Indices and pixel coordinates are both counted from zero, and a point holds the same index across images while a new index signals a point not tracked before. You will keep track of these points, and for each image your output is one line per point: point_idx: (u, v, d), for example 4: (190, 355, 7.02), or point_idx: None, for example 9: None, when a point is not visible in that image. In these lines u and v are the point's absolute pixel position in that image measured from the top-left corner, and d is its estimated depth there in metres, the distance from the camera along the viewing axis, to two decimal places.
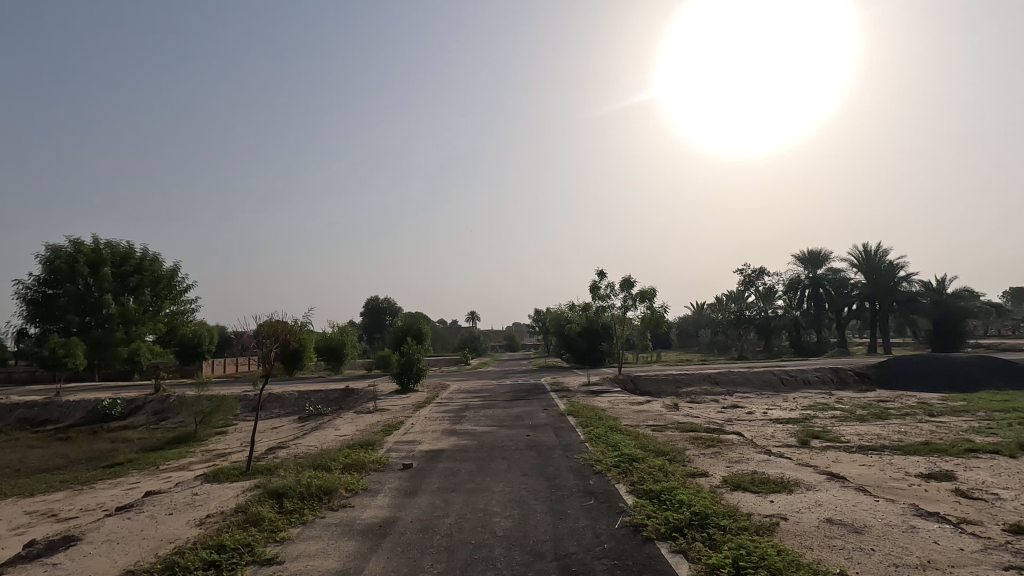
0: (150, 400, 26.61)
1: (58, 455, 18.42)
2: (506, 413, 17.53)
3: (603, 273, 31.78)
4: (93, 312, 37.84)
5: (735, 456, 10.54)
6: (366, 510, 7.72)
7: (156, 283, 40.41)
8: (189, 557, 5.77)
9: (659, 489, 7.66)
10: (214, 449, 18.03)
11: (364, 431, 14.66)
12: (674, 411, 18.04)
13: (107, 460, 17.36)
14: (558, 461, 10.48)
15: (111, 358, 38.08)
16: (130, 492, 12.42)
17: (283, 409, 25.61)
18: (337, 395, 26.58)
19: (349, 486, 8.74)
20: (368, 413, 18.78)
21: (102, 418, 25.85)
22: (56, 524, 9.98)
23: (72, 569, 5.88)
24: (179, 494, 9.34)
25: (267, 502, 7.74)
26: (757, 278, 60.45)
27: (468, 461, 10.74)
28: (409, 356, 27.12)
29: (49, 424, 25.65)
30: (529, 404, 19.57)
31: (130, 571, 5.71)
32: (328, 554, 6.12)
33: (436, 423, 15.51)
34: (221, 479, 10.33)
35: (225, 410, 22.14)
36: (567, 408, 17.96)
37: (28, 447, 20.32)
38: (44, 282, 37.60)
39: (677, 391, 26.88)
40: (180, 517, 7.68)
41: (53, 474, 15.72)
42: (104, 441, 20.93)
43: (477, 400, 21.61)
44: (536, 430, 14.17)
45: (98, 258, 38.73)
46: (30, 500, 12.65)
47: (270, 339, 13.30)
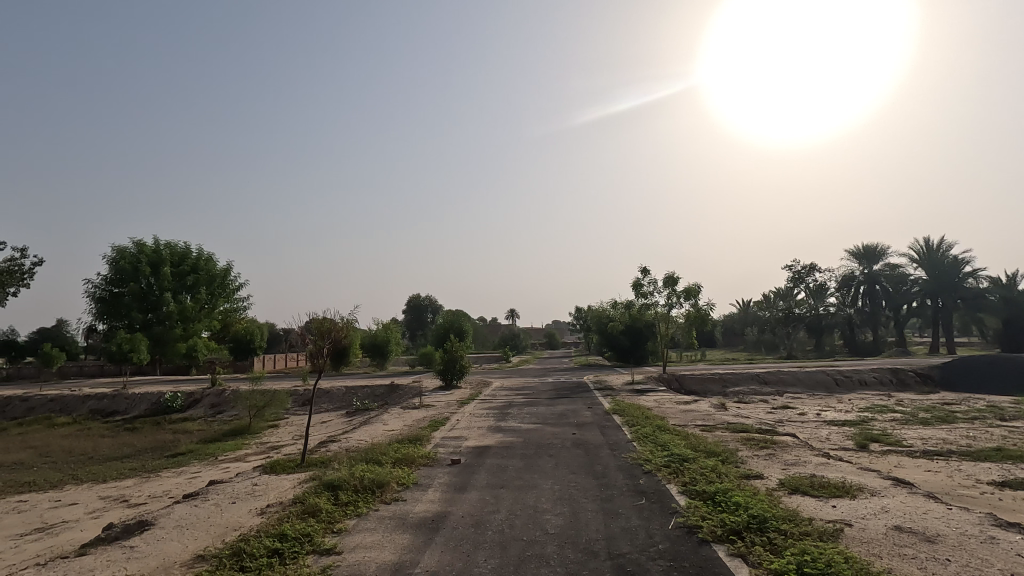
0: (208, 393, 27.95)
1: (126, 445, 19.49)
2: (551, 411, 17.52)
3: (647, 270, 31.37)
4: (154, 310, 39.92)
5: (792, 458, 10.20)
6: (417, 504, 7.85)
7: (211, 282, 42.91)
8: (254, 545, 6.01)
9: (714, 491, 7.48)
10: (268, 442, 18.75)
11: (411, 426, 14.93)
12: (722, 411, 17.61)
13: (171, 450, 18.29)
14: (606, 459, 10.39)
15: (171, 354, 40.08)
16: (193, 481, 13.06)
17: (331, 404, 26.42)
18: (382, 391, 27.16)
19: (400, 480, 8.91)
20: (414, 409, 19.10)
21: (164, 410, 27.14)
22: (128, 509, 10.59)
23: (148, 551, 6.22)
24: (240, 484, 9.76)
25: (323, 494, 7.98)
26: (807, 274, 58.34)
27: (515, 458, 10.80)
28: (452, 353, 27.35)
29: (117, 416, 27.15)
30: (573, 402, 19.49)
31: (201, 555, 5.98)
32: (384, 546, 6.25)
33: (481, 420, 15.66)
34: (278, 470, 10.73)
35: (277, 404, 23.01)
36: (612, 406, 17.78)
37: (101, 436, 21.65)
38: (111, 281, 39.86)
39: (724, 390, 26.24)
40: (241, 507, 8.01)
41: (123, 462, 16.69)
42: (167, 432, 22.05)
43: (521, 397, 21.68)
44: (582, 428, 14.11)
45: (158, 258, 40.90)
46: (103, 486, 13.47)
47: (320, 336, 13.73)
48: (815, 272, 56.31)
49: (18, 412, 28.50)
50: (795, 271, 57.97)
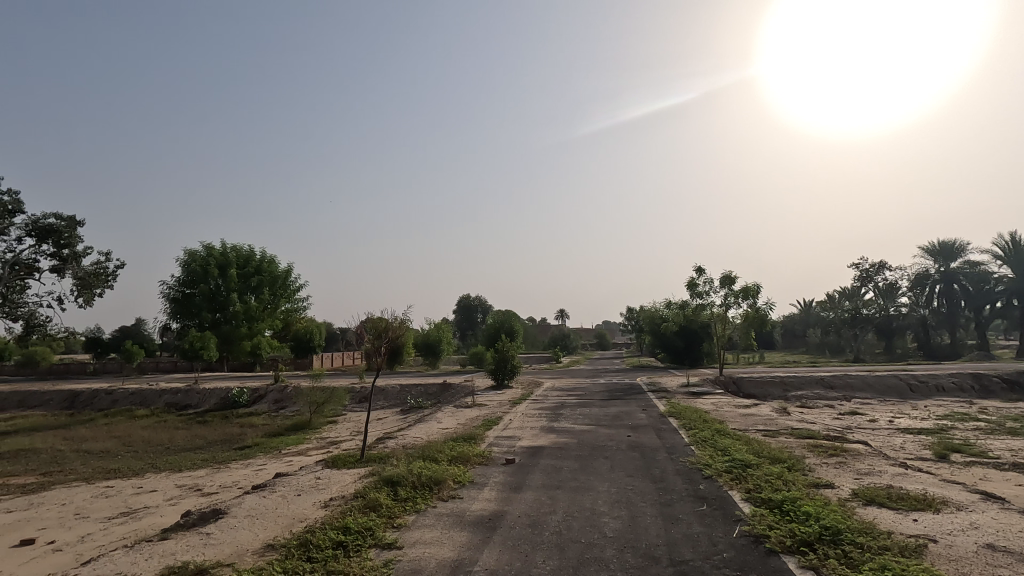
0: (272, 389, 29.25)
1: (198, 437, 20.68)
2: (604, 412, 17.31)
3: (702, 269, 30.48)
4: (222, 309, 42.20)
5: (865, 468, 9.62)
6: (474, 502, 7.91)
7: (273, 283, 45.05)
8: (320, 537, 6.21)
9: (781, 499, 7.14)
10: (328, 437, 19.44)
11: (465, 425, 15.10)
12: (785, 416, 16.87)
13: (238, 443, 19.24)
14: (664, 463, 10.14)
15: (237, 351, 42.15)
16: (259, 473, 13.68)
17: (386, 401, 27.13)
18: (435, 390, 27.58)
19: (456, 478, 9.01)
20: (466, 408, 19.26)
21: (232, 405, 28.62)
22: (202, 497, 11.24)
23: (223, 538, 6.55)
24: (304, 477, 10.16)
25: (383, 489, 8.19)
26: (876, 273, 55.16)
27: (570, 459, 10.70)
28: (503, 353, 27.48)
29: (191, 409, 28.87)
30: (626, 404, 19.17)
31: (271, 545, 6.24)
32: (442, 543, 6.33)
33: (534, 420, 15.63)
34: (339, 465, 11.09)
35: (336, 400, 23.84)
36: (667, 409, 17.35)
37: (176, 428, 23.04)
38: (184, 283, 42.45)
39: (785, 394, 25.15)
40: (306, 499, 8.32)
41: (196, 453, 17.70)
42: (235, 426, 23.25)
43: (573, 398, 21.50)
44: (637, 430, 13.86)
45: (225, 260, 43.33)
46: (180, 475, 14.36)
47: (376, 335, 14.09)
48: (884, 270, 53.30)
49: (104, 404, 30.64)
50: (862, 269, 54.99)
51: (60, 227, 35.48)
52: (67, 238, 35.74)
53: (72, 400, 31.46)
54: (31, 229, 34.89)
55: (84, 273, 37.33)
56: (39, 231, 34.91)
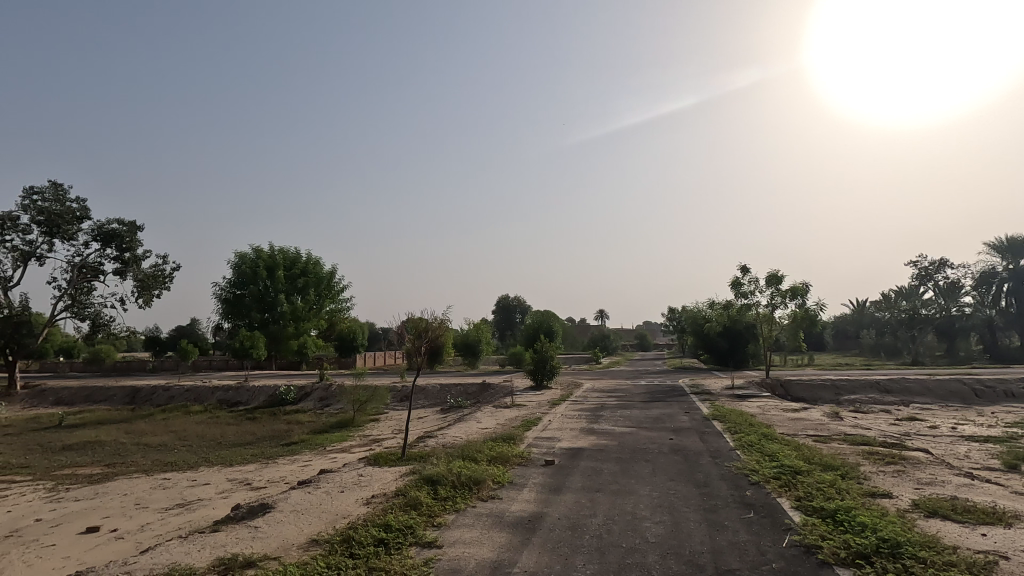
0: (317, 387, 30.10)
1: (249, 433, 21.48)
2: (645, 414, 17.00)
3: (746, 268, 29.59)
4: (270, 309, 43.74)
5: (926, 477, 9.09)
6: (514, 503, 7.88)
7: (318, 284, 46.48)
8: (362, 534, 6.31)
9: (833, 508, 6.83)
10: (370, 435, 19.86)
11: (504, 425, 15.12)
12: (838, 421, 16.14)
13: (285, 439, 19.85)
14: (707, 468, 9.87)
15: (284, 350, 43.61)
16: (305, 469, 14.07)
17: (427, 400, 27.49)
18: (474, 390, 27.76)
19: (496, 478, 9.02)
20: (505, 409, 19.28)
21: (280, 402, 29.61)
22: (251, 491, 11.66)
23: (270, 532, 6.75)
24: (348, 473, 10.37)
25: (423, 487, 8.27)
26: (937, 271, 52.26)
27: (610, 462, 10.55)
28: (542, 353, 27.40)
29: (241, 406, 30.01)
30: (668, 406, 18.77)
31: (315, 540, 6.38)
32: (482, 543, 6.33)
33: (573, 421, 15.51)
34: (381, 462, 11.29)
35: (378, 399, 24.33)
36: (711, 412, 16.89)
37: (227, 424, 23.98)
38: (234, 284, 44.18)
39: (837, 398, 24.10)
40: (349, 495, 8.49)
41: (246, 448, 18.36)
42: (283, 422, 24.02)
43: (613, 400, 21.23)
44: (680, 433, 13.56)
45: (273, 262, 44.95)
46: (231, 469, 14.94)
47: (416, 335, 14.27)
48: (946, 268, 50.57)
49: (161, 400, 32.17)
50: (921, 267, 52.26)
51: (123, 232, 37.54)
52: (128, 242, 37.77)
53: (133, 396, 33.21)
54: (96, 234, 37.07)
55: (144, 275, 39.38)
56: (103, 236, 37.05)
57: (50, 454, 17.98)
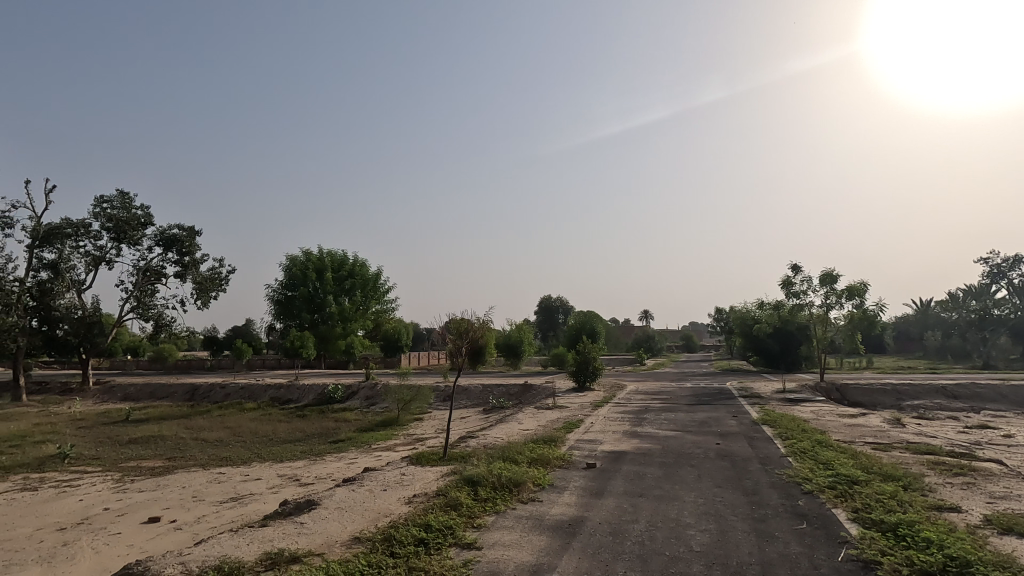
0: (363, 386, 30.81)
1: (298, 430, 22.19)
2: (691, 418, 16.55)
3: (799, 267, 28.42)
4: (319, 310, 45.14)
5: (1000, 490, 8.43)
6: (554, 506, 7.80)
7: (364, 286, 47.77)
8: (402, 533, 6.37)
9: (894, 521, 6.42)
10: (414, 434, 20.15)
11: (546, 427, 15.02)
12: (899, 428, 15.23)
13: (332, 437, 20.38)
14: (757, 475, 9.48)
15: (333, 349, 44.89)
16: (350, 466, 14.39)
17: (469, 400, 27.69)
18: (517, 390, 27.77)
19: (537, 480, 8.95)
20: (547, 410, 19.18)
21: (328, 401, 30.46)
22: (300, 487, 12.01)
23: (315, 528, 6.92)
24: (390, 472, 10.52)
25: (463, 488, 8.29)
26: (1010, 268, 48.75)
27: (653, 466, 10.29)
28: (584, 355, 27.15)
29: (292, 403, 31.04)
30: (715, 410, 18.20)
31: (358, 538, 6.50)
32: (521, 546, 6.28)
33: (616, 424, 15.26)
34: (423, 462, 11.41)
35: (421, 398, 24.69)
36: (761, 416, 16.26)
37: (278, 421, 24.83)
38: (286, 286, 45.77)
39: (898, 403, 22.79)
40: (391, 494, 8.62)
41: (295, 445, 18.96)
42: (330, 420, 24.70)
43: (657, 402, 20.76)
44: (727, 438, 13.11)
45: (322, 265, 46.45)
46: (281, 465, 15.45)
47: (459, 335, 14.38)
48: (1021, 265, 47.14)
49: (218, 397, 33.63)
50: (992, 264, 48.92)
51: (183, 237, 39.53)
52: (188, 246, 39.73)
53: (192, 393, 34.87)
54: (159, 239, 39.16)
55: (202, 278, 41.35)
56: (165, 241, 39.11)
57: (117, 447, 19.08)
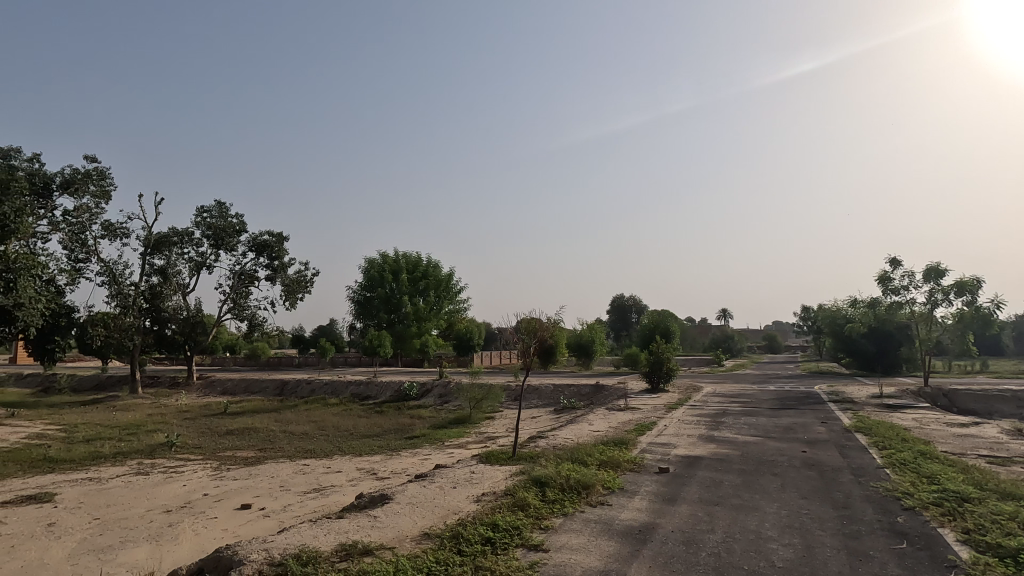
0: (437, 384, 31.59)
1: (376, 425, 23.13)
2: (774, 423, 15.60)
3: (898, 261, 26.10)
4: (396, 310, 46.94)
5: None
6: (624, 511, 7.58)
7: (437, 287, 49.16)
8: (470, 531, 6.42)
9: (1014, 547, 5.68)
10: (486, 432, 20.41)
11: (617, 428, 14.71)
12: (1022, 441, 13.53)
13: (407, 433, 21.03)
14: (848, 487, 8.75)
15: (408, 348, 46.51)
16: (424, 462, 14.79)
17: (540, 400, 27.67)
18: (588, 390, 27.41)
19: (606, 484, 8.74)
20: (619, 411, 18.77)
21: (404, 398, 31.49)
22: (376, 481, 12.49)
23: (387, 522, 7.13)
24: (460, 470, 10.68)
25: (531, 488, 8.25)
26: None
27: (731, 473, 9.78)
28: (658, 355, 26.35)
29: (370, 400, 32.40)
30: (801, 415, 17.05)
31: (427, 534, 6.62)
32: (589, 551, 6.14)
33: (692, 427, 14.67)
34: (492, 461, 11.49)
35: (492, 397, 24.95)
36: (854, 423, 15.04)
37: (358, 416, 26.01)
38: (364, 287, 47.86)
39: (1021, 412, 20.31)
40: (461, 492, 8.74)
41: (373, 440, 19.77)
42: (405, 416, 25.53)
43: (737, 405, 19.75)
44: (815, 446, 12.22)
45: (398, 266, 48.26)
46: (360, 459, 16.16)
47: (528, 335, 14.34)
48: None
49: (304, 392, 35.74)
50: None
51: (272, 242, 42.32)
52: (277, 251, 42.53)
53: (281, 388, 37.29)
54: (252, 245, 42.17)
55: (290, 280, 44.13)
56: (257, 246, 42.04)
57: (217, 437, 20.76)
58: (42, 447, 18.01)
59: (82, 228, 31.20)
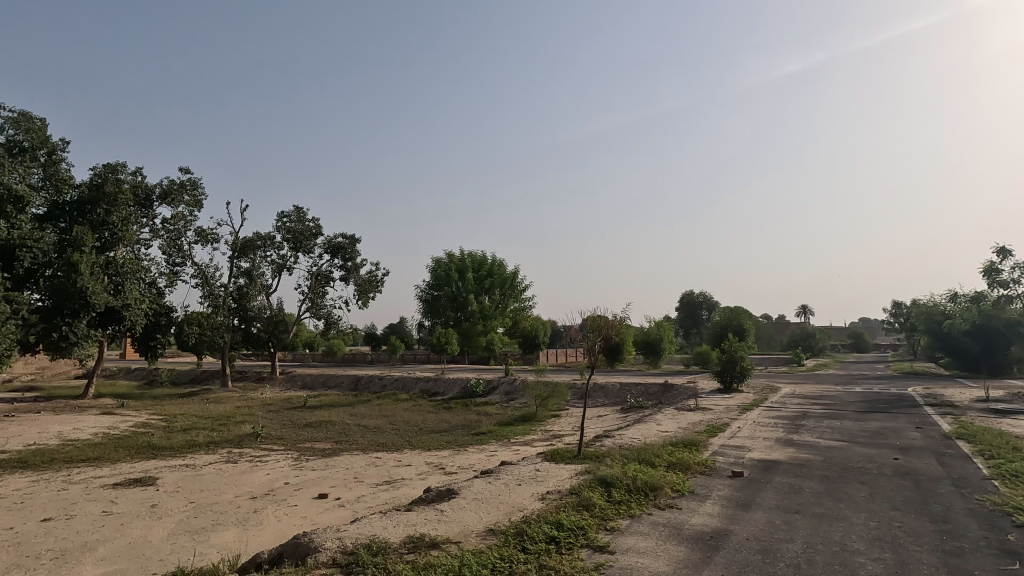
0: (503, 382, 31.90)
1: (444, 421, 23.68)
2: (861, 427, 14.52)
3: (1007, 251, 23.61)
4: (462, 309, 47.87)
5: None
6: (693, 515, 7.31)
7: (502, 285, 49.68)
8: (534, 529, 6.40)
9: None
10: (551, 430, 20.37)
11: (687, 429, 14.23)
12: None
13: (474, 429, 21.37)
14: (948, 499, 7.98)
15: (475, 345, 47.27)
16: (490, 458, 14.95)
17: (606, 399, 27.28)
18: (656, 389, 26.70)
19: (675, 486, 8.46)
20: (689, 411, 18.14)
21: (471, 394, 32.03)
22: (444, 476, 12.76)
23: (453, 516, 7.25)
24: (525, 467, 10.70)
25: (597, 488, 8.12)
26: None
27: (812, 479, 9.18)
28: (730, 353, 25.26)
29: (439, 396, 33.23)
30: (893, 419, 15.75)
31: (492, 530, 6.67)
32: (657, 555, 5.96)
33: (768, 430, 13.94)
34: (557, 459, 11.43)
35: (558, 396, 24.86)
36: (955, 429, 13.73)
37: (427, 412, 26.73)
38: (432, 287, 49.09)
39: None
40: (525, 489, 8.74)
41: (441, 435, 20.22)
42: (472, 413, 25.93)
43: (819, 407, 18.55)
44: (908, 453, 11.26)
45: (463, 265, 49.18)
46: (429, 453, 16.58)
47: (593, 333, 14.14)
48: None
49: (377, 387, 37.19)
50: None
51: (345, 244, 44.24)
52: (350, 253, 44.44)
53: (355, 383, 39.03)
54: (327, 248, 44.35)
55: (362, 280, 45.99)
56: (332, 248, 44.12)
57: (298, 429, 22.00)
58: (147, 435, 19.81)
59: (178, 234, 33.95)
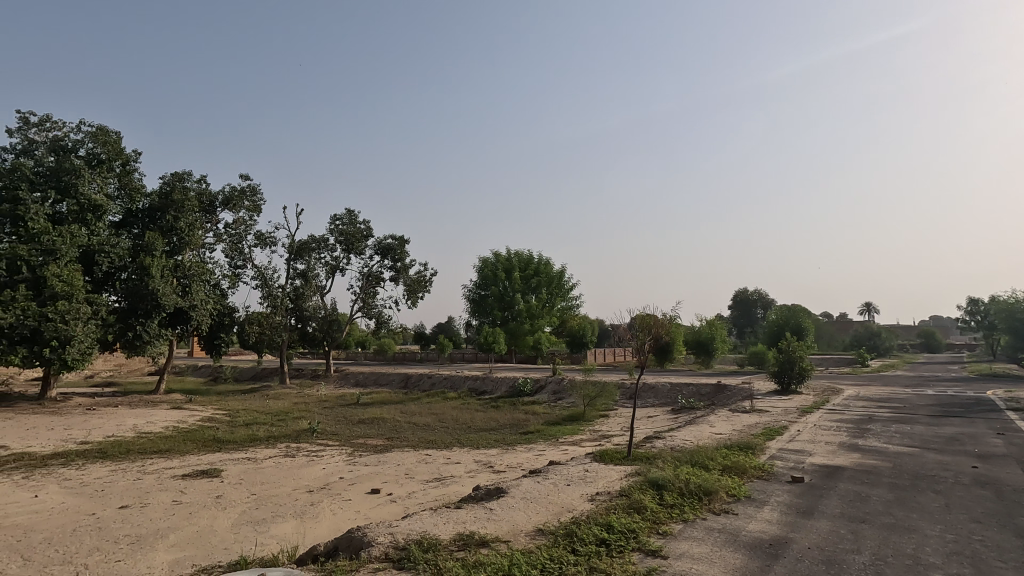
0: (550, 381, 31.80)
1: (492, 419, 23.86)
2: (934, 432, 13.60)
3: None
4: (509, 308, 48.05)
5: None
6: (750, 521, 7.03)
7: (549, 284, 49.61)
8: (584, 531, 6.33)
9: None
10: (600, 430, 20.14)
11: (741, 432, 13.74)
12: None
13: (522, 428, 21.41)
14: None
15: (522, 344, 46.80)
16: (538, 457, 14.90)
17: (656, 399, 26.75)
18: (709, 390, 25.95)
19: (731, 491, 8.17)
20: (744, 413, 17.53)
21: (518, 393, 32.11)
22: (492, 474, 12.82)
23: (502, 515, 7.26)
24: (574, 467, 10.59)
25: (648, 491, 7.93)
26: None
27: (880, 487, 8.67)
28: (788, 353, 24.24)
29: (487, 394, 33.48)
30: (970, 424, 14.68)
31: (541, 530, 6.64)
32: (713, 561, 5.77)
33: (830, 433, 13.28)
34: (607, 460, 11.26)
35: (606, 395, 24.57)
36: None
37: (475, 410, 26.96)
38: (479, 287, 49.59)
39: None
40: (575, 489, 8.66)
41: (489, 434, 20.33)
42: (520, 412, 26.00)
43: (886, 410, 17.52)
44: (989, 461, 10.45)
45: (510, 265, 49.42)
46: (476, 451, 16.72)
47: (643, 332, 13.87)
48: None
49: (426, 385, 37.86)
50: None
51: (395, 245, 45.24)
52: (399, 254, 45.39)
53: (405, 381, 39.89)
54: (378, 249, 45.47)
55: (411, 281, 46.88)
56: (382, 249, 45.20)
57: (351, 426, 22.65)
58: (213, 429, 20.89)
59: (240, 238, 35.63)
